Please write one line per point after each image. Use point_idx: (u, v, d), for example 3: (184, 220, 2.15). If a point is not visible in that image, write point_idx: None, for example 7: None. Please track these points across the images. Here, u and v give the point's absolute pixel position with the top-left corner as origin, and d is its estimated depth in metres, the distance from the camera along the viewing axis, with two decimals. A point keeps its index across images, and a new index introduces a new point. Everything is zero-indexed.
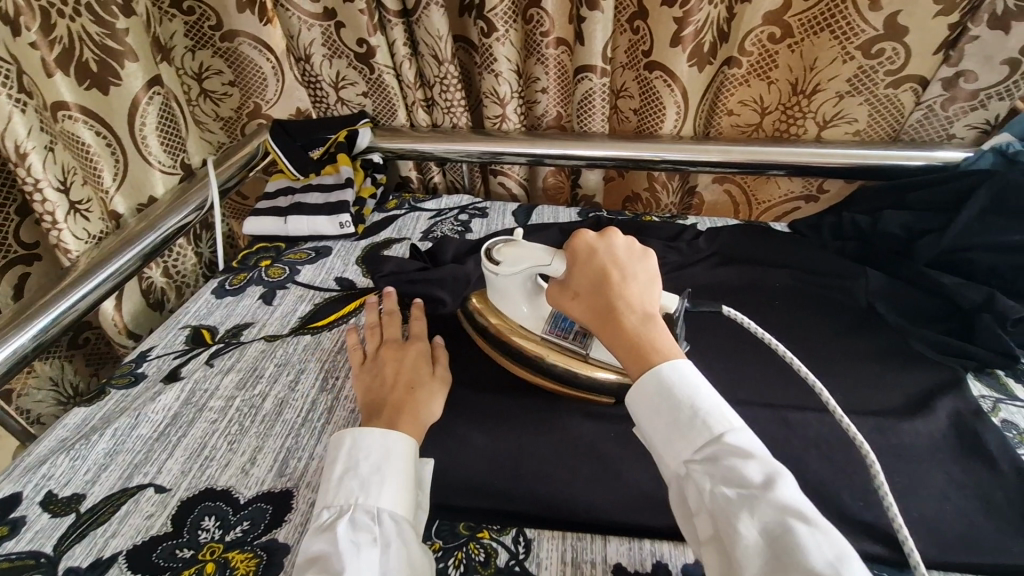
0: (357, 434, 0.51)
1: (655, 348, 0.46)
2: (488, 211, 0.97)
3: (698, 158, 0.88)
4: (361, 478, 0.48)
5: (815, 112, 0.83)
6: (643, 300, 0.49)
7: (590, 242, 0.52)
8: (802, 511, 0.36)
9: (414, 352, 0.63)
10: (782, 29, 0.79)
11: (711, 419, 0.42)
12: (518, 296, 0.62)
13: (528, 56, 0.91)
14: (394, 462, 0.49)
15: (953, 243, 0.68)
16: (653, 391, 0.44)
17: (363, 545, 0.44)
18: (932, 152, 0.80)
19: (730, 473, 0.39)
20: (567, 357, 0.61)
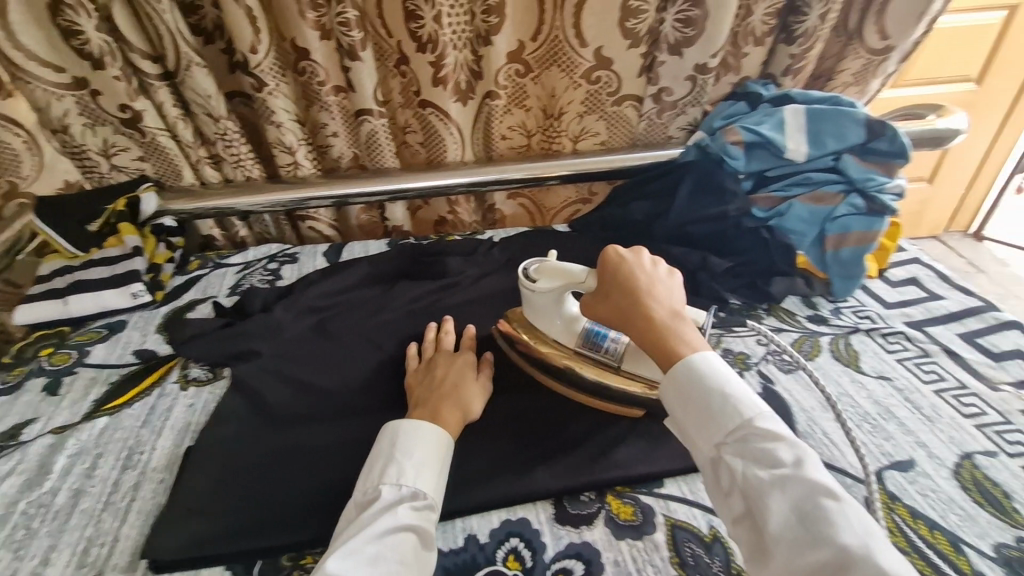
0: (437, 435, 0.56)
1: (683, 344, 0.53)
2: (299, 256, 0.99)
3: (483, 179, 1.00)
4: (425, 475, 0.53)
5: (567, 130, 1.01)
6: (672, 302, 0.56)
7: (619, 253, 0.58)
8: (830, 490, 0.42)
9: (461, 360, 0.68)
10: (524, 66, 0.93)
11: (742, 407, 0.48)
12: (551, 313, 0.66)
13: (308, 105, 0.96)
14: (430, 465, 0.54)
15: (677, 221, 0.85)
16: (688, 380, 0.50)
17: (389, 531, 0.48)
18: (657, 152, 0.99)
19: (760, 455, 0.45)
20: (596, 370, 0.63)
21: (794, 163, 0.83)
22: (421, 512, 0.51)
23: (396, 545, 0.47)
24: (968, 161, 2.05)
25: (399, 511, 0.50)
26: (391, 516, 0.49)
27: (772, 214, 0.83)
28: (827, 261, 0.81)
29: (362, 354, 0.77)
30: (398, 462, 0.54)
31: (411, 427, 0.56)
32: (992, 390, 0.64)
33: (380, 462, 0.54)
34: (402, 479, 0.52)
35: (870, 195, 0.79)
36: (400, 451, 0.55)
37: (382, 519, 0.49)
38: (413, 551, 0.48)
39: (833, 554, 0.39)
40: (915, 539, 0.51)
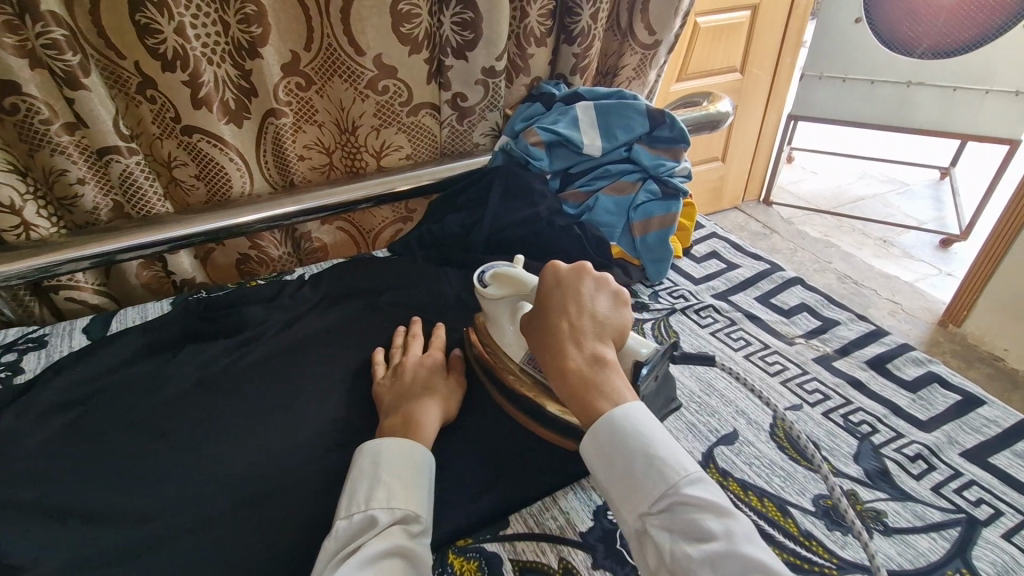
0: (422, 451, 0.53)
1: (602, 395, 0.48)
2: (48, 338, 0.79)
3: (276, 214, 0.88)
4: (413, 495, 0.50)
5: (365, 146, 0.93)
6: (600, 345, 0.52)
7: (563, 282, 0.56)
8: (766, 568, 0.39)
9: (433, 364, 0.64)
10: (304, 78, 0.85)
11: (669, 470, 0.44)
12: (502, 315, 0.64)
13: (31, 149, 0.76)
14: (421, 482, 0.51)
15: (492, 230, 0.83)
16: (607, 441, 0.46)
17: (389, 565, 0.44)
18: (466, 160, 0.97)
19: (689, 527, 0.42)
20: (531, 388, 0.59)
21: (593, 158, 0.85)
22: (411, 534, 0.47)
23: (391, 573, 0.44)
24: (748, 138, 2.37)
25: (388, 535, 0.46)
26: (387, 541, 0.45)
27: (582, 208, 0.84)
28: (639, 247, 0.84)
29: (138, 450, 0.62)
30: (384, 485, 0.50)
31: (391, 443, 0.53)
32: (789, 345, 0.70)
33: (360, 483, 0.51)
34: (387, 500, 0.49)
35: (663, 179, 0.83)
36: (384, 471, 0.51)
37: (377, 547, 0.45)
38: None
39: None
40: (750, 514, 0.51)
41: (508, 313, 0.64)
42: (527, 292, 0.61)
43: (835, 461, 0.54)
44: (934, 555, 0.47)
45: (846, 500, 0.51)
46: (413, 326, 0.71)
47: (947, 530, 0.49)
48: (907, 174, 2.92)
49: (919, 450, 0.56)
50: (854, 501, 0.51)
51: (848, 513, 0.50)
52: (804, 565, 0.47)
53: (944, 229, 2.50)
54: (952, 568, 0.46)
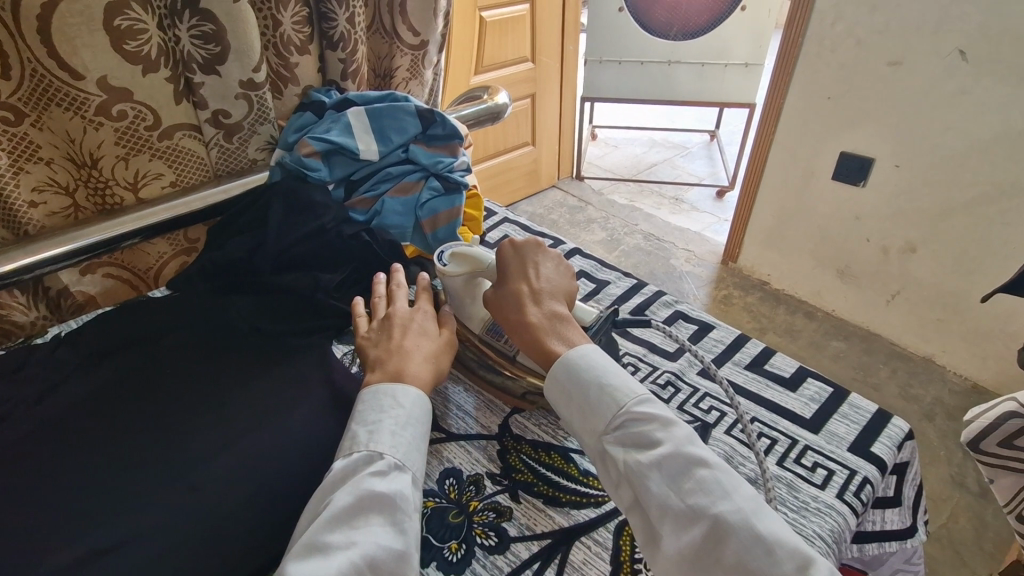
0: (403, 391, 0.56)
1: (556, 345, 0.59)
2: None
3: (2, 268, 0.72)
4: (415, 416, 0.55)
5: (113, 178, 0.81)
6: (554, 304, 0.62)
7: (514, 250, 0.67)
8: (705, 461, 0.48)
9: (420, 316, 0.67)
10: (12, 111, 0.71)
11: (630, 386, 0.54)
12: (464, 295, 0.70)
13: None
14: (382, 425, 0.53)
15: (277, 249, 0.79)
16: (560, 373, 0.56)
17: (351, 520, 0.48)
18: (245, 178, 0.91)
19: (641, 441, 0.51)
20: (498, 358, 0.68)
21: (372, 163, 0.86)
22: (383, 472, 0.51)
23: (370, 529, 0.47)
24: (551, 121, 2.56)
25: (408, 453, 0.53)
26: (352, 489, 0.49)
27: (370, 214, 0.85)
28: (432, 243, 0.86)
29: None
30: (375, 418, 0.54)
31: (384, 385, 0.57)
32: None
33: (368, 411, 0.55)
34: (376, 448, 0.52)
35: (444, 175, 0.87)
36: (387, 401, 0.55)
37: (340, 499, 0.48)
38: (389, 531, 0.48)
39: (711, 529, 0.46)
40: (537, 470, 0.63)
41: (470, 292, 0.69)
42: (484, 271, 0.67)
43: None
44: None
45: None
46: (393, 275, 0.71)
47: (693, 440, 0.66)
48: (686, 138, 3.39)
49: (668, 377, 0.70)
50: None
51: None
52: (585, 500, 0.61)
53: (717, 182, 2.97)
54: None
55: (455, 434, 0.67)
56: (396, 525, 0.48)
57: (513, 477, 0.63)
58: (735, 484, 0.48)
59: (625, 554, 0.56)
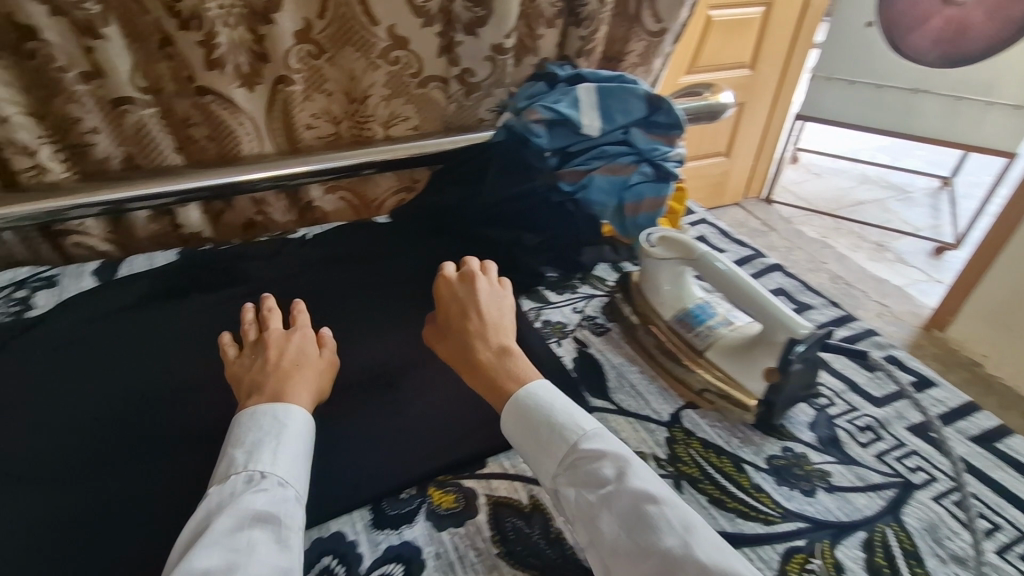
0: (291, 420, 0.52)
1: (511, 380, 0.57)
2: (59, 278, 0.82)
3: (285, 170, 0.91)
4: (292, 449, 0.50)
5: (375, 115, 0.95)
6: (502, 338, 0.61)
7: (456, 288, 0.65)
8: (651, 496, 0.46)
9: (485, 302, 0.63)
10: (315, 46, 0.85)
11: (575, 426, 0.52)
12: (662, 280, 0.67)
13: (48, 95, 0.77)
14: (263, 451, 0.49)
15: (488, 201, 0.85)
16: (527, 409, 0.54)
17: (257, 534, 0.43)
18: (471, 134, 1.00)
19: (580, 478, 0.49)
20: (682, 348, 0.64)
21: (591, 138, 0.87)
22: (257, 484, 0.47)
23: (253, 540, 0.43)
24: (753, 135, 2.40)
25: (298, 478, 0.49)
26: (233, 509, 0.44)
27: (577, 187, 0.86)
28: (629, 227, 0.87)
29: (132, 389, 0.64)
30: (273, 441, 0.50)
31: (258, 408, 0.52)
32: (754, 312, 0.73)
33: (253, 446, 0.49)
34: (263, 470, 0.48)
35: (657, 163, 0.87)
36: (284, 423, 0.51)
37: (221, 522, 0.43)
38: (288, 533, 0.45)
39: (663, 563, 0.43)
40: (707, 467, 0.57)
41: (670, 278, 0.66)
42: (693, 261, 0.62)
43: (792, 428, 0.61)
44: (869, 511, 0.54)
45: (797, 461, 0.58)
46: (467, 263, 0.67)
47: (884, 491, 0.56)
48: (908, 181, 2.94)
49: (869, 421, 0.62)
50: (804, 461, 0.58)
51: (797, 472, 0.57)
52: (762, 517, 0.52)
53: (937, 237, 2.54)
54: (882, 522, 0.53)
55: (623, 408, 0.62)
56: (283, 541, 0.44)
57: (678, 468, 0.56)
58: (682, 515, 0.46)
59: None
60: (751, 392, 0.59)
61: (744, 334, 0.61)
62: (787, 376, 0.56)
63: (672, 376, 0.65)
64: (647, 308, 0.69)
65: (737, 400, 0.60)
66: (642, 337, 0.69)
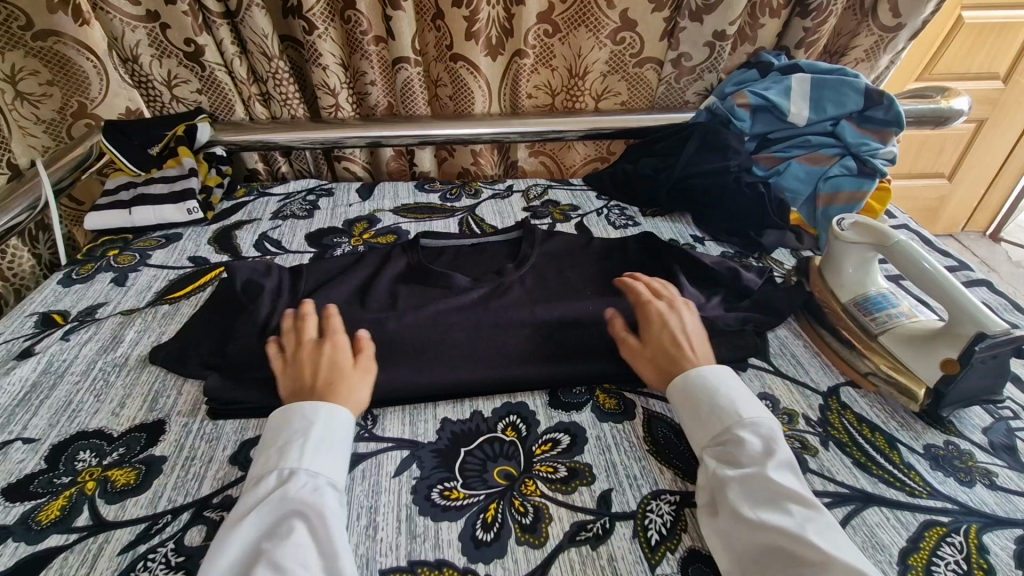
0: (324, 414, 0.55)
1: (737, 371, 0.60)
2: (334, 191, 1.08)
3: (504, 129, 1.08)
4: (335, 443, 0.54)
5: (589, 89, 1.09)
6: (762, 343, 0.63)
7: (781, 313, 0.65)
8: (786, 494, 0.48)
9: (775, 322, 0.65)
10: (552, 27, 1.01)
11: (729, 421, 0.54)
12: (845, 263, 0.68)
13: (352, 52, 1.04)
14: (320, 453, 0.53)
15: (683, 175, 0.92)
16: (697, 398, 0.57)
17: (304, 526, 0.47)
18: (673, 114, 1.07)
19: (733, 454, 0.52)
20: (855, 331, 0.65)
21: (796, 127, 0.90)
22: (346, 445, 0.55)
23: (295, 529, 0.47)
24: (988, 160, 2.08)
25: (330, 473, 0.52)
26: (287, 499, 0.49)
27: (771, 172, 0.91)
28: (819, 217, 0.88)
29: None
30: (288, 454, 0.52)
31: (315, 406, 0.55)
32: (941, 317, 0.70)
33: (280, 453, 0.52)
34: (293, 469, 0.51)
35: (863, 158, 0.86)
36: (309, 430, 0.54)
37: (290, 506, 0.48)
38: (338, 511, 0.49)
39: (781, 540, 0.45)
40: (857, 436, 0.58)
41: (855, 262, 0.68)
42: (885, 247, 0.63)
43: (961, 427, 0.58)
44: None
45: (959, 455, 0.56)
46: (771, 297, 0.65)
47: None
48: None
49: None
50: (967, 457, 0.55)
51: (956, 463, 0.55)
52: (918, 493, 0.53)
53: None
54: None
55: (781, 371, 0.66)
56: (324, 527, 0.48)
57: (826, 430, 0.59)
58: (825, 528, 0.46)
59: (925, 546, 0.48)
60: (921, 378, 0.59)
61: (927, 327, 0.61)
62: (968, 370, 0.55)
63: (841, 359, 0.66)
64: (824, 289, 0.70)
65: (905, 385, 0.60)
66: (813, 317, 0.70)
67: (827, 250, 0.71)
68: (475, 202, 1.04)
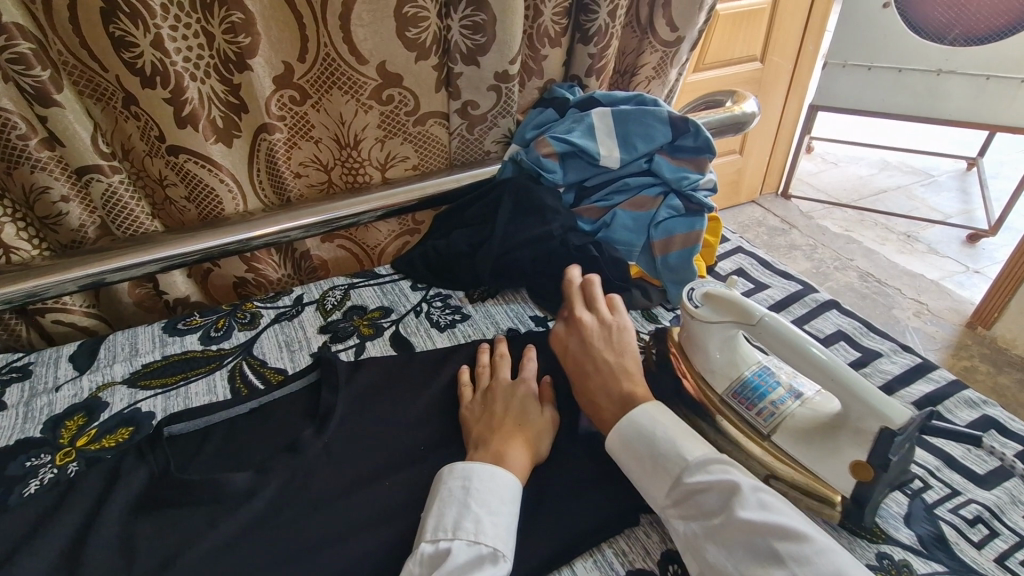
0: (503, 470, 0.52)
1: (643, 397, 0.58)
2: (32, 368, 0.73)
3: (271, 228, 0.82)
4: (500, 504, 0.50)
5: (369, 158, 0.88)
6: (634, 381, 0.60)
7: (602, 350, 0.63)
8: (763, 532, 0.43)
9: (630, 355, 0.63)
10: (298, 92, 0.78)
11: (672, 465, 0.50)
12: (709, 343, 0.57)
13: (9, 166, 0.70)
14: (505, 505, 0.50)
15: (501, 252, 0.77)
16: (637, 448, 0.53)
17: None
18: (476, 170, 0.91)
19: (697, 509, 0.48)
20: (741, 429, 0.53)
21: (611, 170, 0.79)
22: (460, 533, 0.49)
23: None
24: (766, 130, 2.28)
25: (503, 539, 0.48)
26: None
27: (599, 225, 0.79)
28: (659, 266, 0.77)
29: None
30: (468, 514, 0.49)
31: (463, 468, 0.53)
32: None
33: (449, 513, 0.49)
34: (481, 536, 0.47)
35: (686, 194, 0.77)
36: (485, 490, 0.51)
37: None
38: None
39: None
40: None
41: (720, 341, 0.56)
42: (749, 325, 0.52)
43: (885, 525, 0.50)
44: None
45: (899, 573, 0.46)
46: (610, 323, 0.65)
47: None
48: (934, 164, 2.83)
49: (978, 511, 0.50)
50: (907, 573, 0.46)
51: None
52: None
53: (970, 223, 2.42)
54: None
55: None
56: None
57: None
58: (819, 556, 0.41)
59: None
60: (832, 484, 0.48)
61: (818, 414, 0.51)
62: (882, 474, 0.46)
63: None
64: (693, 377, 0.58)
65: (816, 492, 0.49)
66: (692, 416, 0.57)
67: (685, 329, 0.59)
68: (253, 333, 0.77)
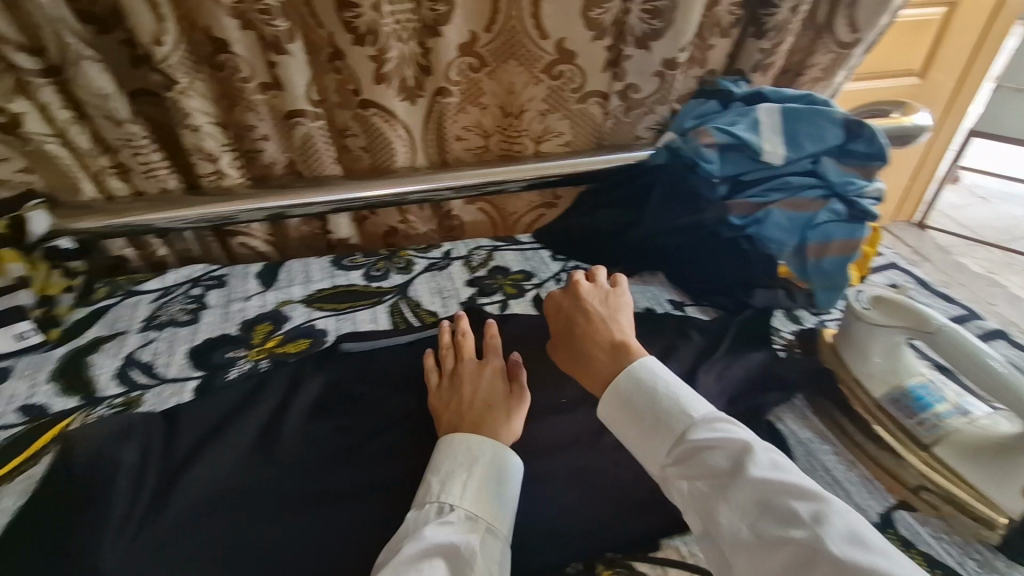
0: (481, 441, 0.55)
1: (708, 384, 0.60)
2: (228, 279, 0.86)
3: (433, 185, 0.89)
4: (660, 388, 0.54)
5: (528, 130, 0.93)
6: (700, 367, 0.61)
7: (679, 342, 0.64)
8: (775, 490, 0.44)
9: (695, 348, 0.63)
10: (477, 59, 0.84)
11: (677, 425, 0.51)
12: (874, 347, 0.60)
13: (231, 103, 0.81)
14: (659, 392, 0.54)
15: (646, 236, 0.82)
16: (641, 405, 0.54)
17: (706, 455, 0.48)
18: (624, 151, 0.93)
19: (699, 469, 0.48)
20: (899, 436, 0.56)
21: (772, 167, 0.77)
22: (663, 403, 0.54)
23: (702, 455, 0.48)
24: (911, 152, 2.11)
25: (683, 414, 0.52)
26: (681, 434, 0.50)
27: (750, 221, 0.77)
28: (810, 271, 0.75)
29: None
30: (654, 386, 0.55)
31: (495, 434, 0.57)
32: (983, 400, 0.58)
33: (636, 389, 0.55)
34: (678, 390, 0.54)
35: (851, 199, 0.75)
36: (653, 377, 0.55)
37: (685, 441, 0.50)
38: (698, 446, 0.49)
39: (797, 544, 0.41)
40: None
41: (886, 348, 0.59)
42: (927, 332, 0.54)
43: None
44: None
45: None
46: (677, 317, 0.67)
47: None
48: None
49: None
50: None
51: None
52: None
53: None
54: None
55: None
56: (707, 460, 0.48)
57: None
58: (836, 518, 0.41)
59: None
60: (997, 503, 0.49)
61: (990, 434, 0.52)
62: None
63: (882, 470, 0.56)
64: (849, 380, 0.61)
65: (979, 513, 0.50)
66: (843, 417, 0.60)
67: (847, 331, 0.62)
68: (408, 277, 0.85)
